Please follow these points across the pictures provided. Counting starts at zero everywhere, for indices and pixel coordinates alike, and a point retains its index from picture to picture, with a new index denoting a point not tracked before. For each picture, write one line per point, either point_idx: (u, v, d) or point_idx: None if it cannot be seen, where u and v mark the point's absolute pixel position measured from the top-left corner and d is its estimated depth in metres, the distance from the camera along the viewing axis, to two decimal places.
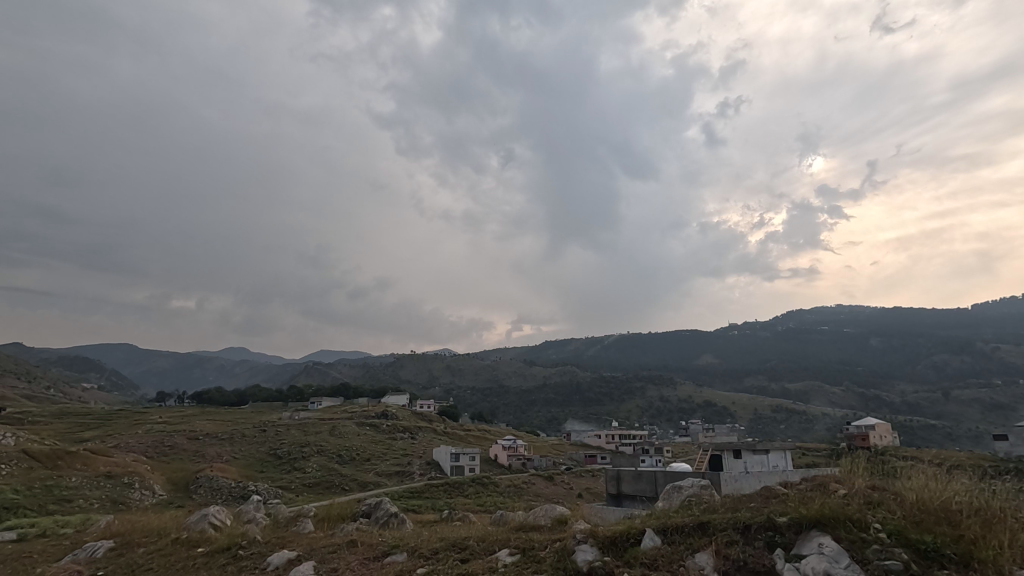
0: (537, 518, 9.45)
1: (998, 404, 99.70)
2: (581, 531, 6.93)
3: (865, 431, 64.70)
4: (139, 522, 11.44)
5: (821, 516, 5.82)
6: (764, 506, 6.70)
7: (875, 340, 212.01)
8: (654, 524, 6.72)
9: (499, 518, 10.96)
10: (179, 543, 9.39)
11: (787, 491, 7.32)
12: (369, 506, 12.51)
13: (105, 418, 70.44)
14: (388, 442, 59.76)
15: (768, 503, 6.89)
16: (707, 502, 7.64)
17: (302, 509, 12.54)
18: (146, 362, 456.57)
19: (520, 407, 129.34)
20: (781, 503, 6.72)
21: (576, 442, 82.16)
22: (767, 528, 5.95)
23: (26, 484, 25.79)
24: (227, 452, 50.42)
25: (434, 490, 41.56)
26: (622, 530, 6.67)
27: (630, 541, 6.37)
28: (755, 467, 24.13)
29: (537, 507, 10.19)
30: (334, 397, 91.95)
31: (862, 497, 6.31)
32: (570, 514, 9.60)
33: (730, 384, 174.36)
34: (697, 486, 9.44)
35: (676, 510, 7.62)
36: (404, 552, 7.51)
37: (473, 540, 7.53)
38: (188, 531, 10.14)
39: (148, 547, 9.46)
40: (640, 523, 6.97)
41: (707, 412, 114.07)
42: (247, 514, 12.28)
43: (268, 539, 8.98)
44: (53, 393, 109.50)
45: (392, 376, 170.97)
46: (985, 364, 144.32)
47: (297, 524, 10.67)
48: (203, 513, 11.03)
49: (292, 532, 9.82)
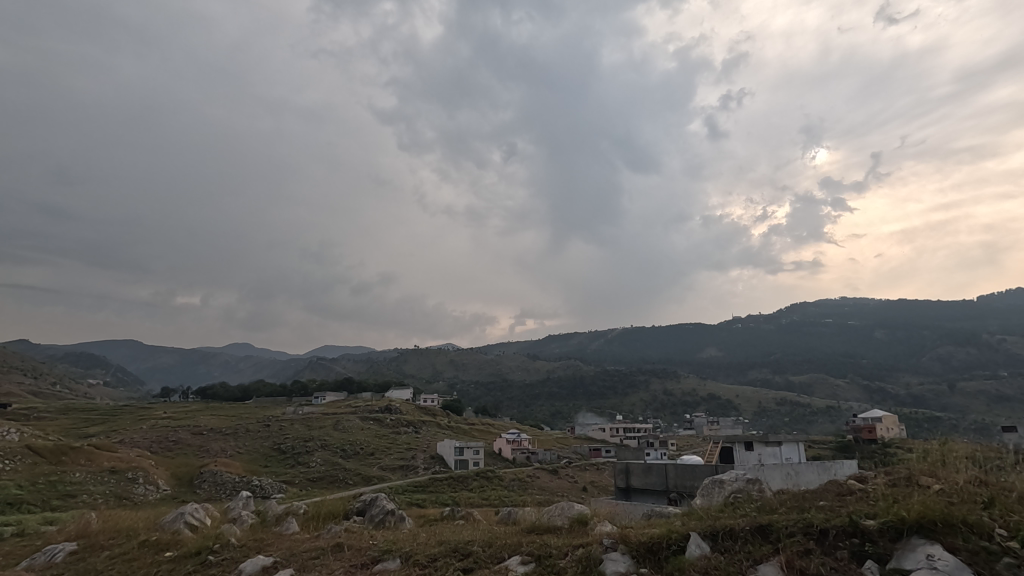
0: (553, 517, 9.19)
1: (1004, 396, 99.28)
2: (609, 536, 6.70)
3: (872, 423, 64.44)
4: (115, 519, 11.38)
5: (925, 516, 5.37)
6: (841, 506, 6.36)
7: (879, 332, 211.50)
8: (700, 527, 6.38)
9: (508, 517, 10.84)
10: (146, 546, 9.19)
11: (865, 489, 7.01)
12: (362, 503, 12.44)
13: (111, 414, 70.93)
14: (392, 436, 59.85)
15: (842, 502, 6.60)
16: (760, 500, 7.35)
17: (292, 506, 12.42)
18: (152, 359, 461.16)
19: (524, 400, 129.85)
20: (861, 502, 6.40)
21: (580, 435, 82.45)
22: (851, 533, 5.56)
23: (30, 480, 25.95)
24: (231, 447, 50.63)
25: (439, 484, 41.64)
26: (663, 535, 6.35)
27: (673, 548, 6.04)
28: (769, 459, 23.93)
29: (553, 503, 9.95)
30: (338, 392, 92.02)
31: (968, 495, 5.97)
32: (590, 514, 9.28)
33: (734, 376, 174.45)
34: (743, 481, 9.20)
35: (722, 509, 7.36)
36: (397, 558, 7.26)
37: (478, 545, 7.29)
38: (161, 532, 10.00)
39: (112, 551, 9.28)
40: (681, 526, 6.66)
41: (711, 405, 113.89)
42: (232, 512, 12.20)
43: (243, 542, 8.77)
44: (58, 389, 110.38)
45: (396, 371, 171.72)
46: (990, 356, 143.66)
47: (282, 524, 10.56)
48: (182, 511, 10.97)
49: (273, 533, 9.68)
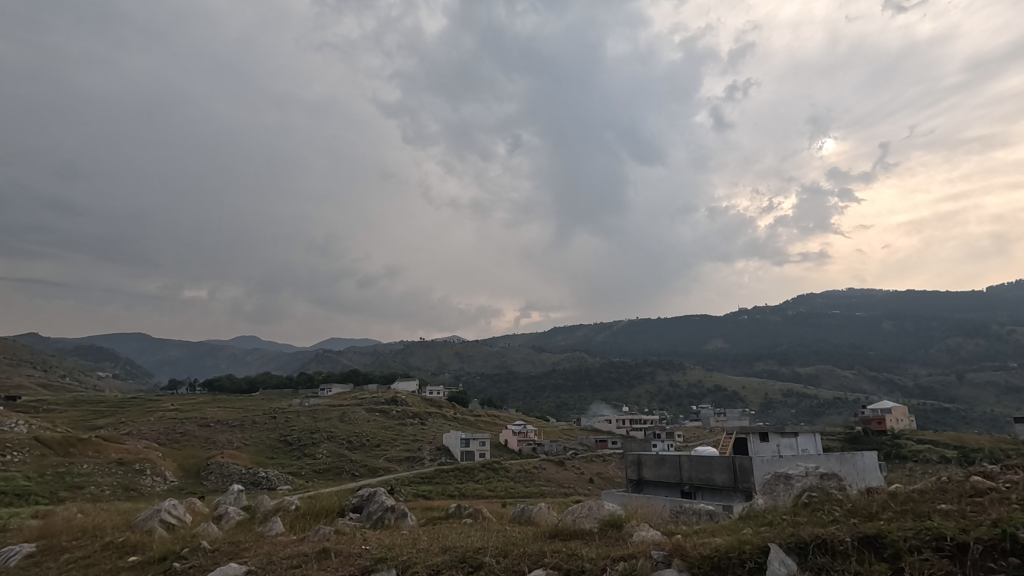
0: (580, 519, 8.30)
1: (1014, 387, 98.53)
2: (660, 545, 5.74)
3: (881, 414, 64.05)
4: (93, 517, 11.20)
5: None
6: (977, 514, 5.03)
7: (887, 323, 210.34)
8: (779, 536, 5.27)
9: (522, 514, 10.69)
10: (111, 548, 8.90)
11: (995, 490, 5.70)
12: (359, 498, 12.28)
13: (119, 406, 71.75)
14: (397, 428, 59.91)
15: (973, 506, 5.33)
16: (840, 503, 6.21)
17: (284, 501, 12.33)
18: (161, 352, 467.24)
19: (530, 392, 130.22)
20: (997, 509, 5.13)
21: (586, 427, 82.61)
22: (1007, 552, 4.30)
23: (38, 471, 26.27)
24: (238, 438, 50.87)
25: (445, 475, 41.78)
26: (727, 546, 5.25)
27: (750, 566, 4.87)
28: (785, 450, 23.92)
29: (577, 503, 9.11)
30: (344, 384, 92.48)
31: None
32: (622, 514, 8.42)
33: (739, 368, 174.23)
34: (816, 476, 8.33)
35: (794, 513, 6.33)
36: (393, 568, 6.74)
37: (491, 556, 6.72)
38: (131, 532, 9.78)
39: (74, 554, 8.94)
40: (752, 535, 5.58)
41: (717, 397, 113.70)
42: (215, 509, 12.05)
43: (215, 547, 8.39)
44: (68, 381, 112.09)
45: (402, 363, 172.63)
46: (1000, 347, 142.44)
47: (268, 523, 10.42)
48: (158, 509, 10.82)
49: (255, 535, 9.50)
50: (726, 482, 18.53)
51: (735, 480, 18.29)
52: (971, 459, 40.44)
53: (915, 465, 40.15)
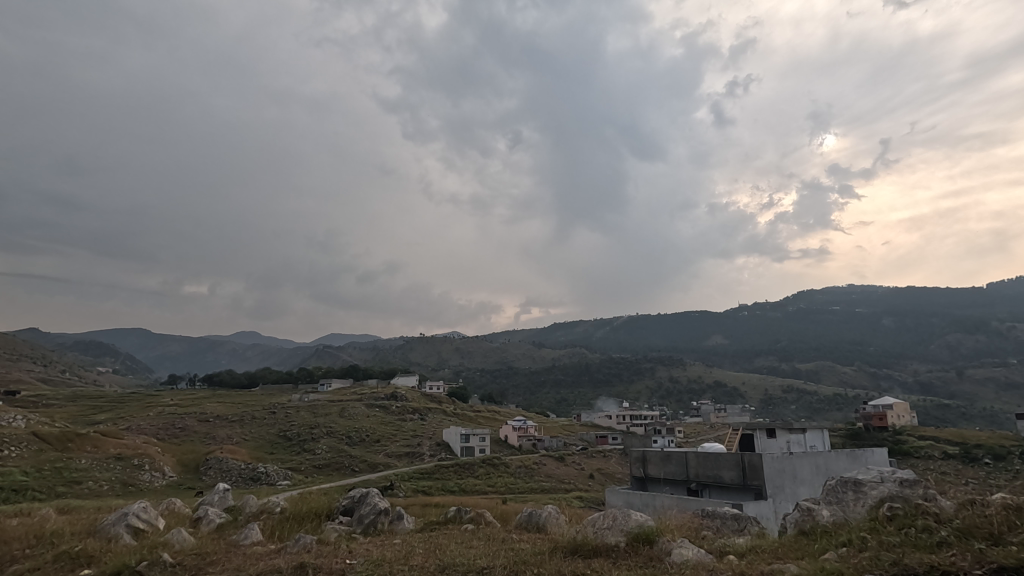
0: (604, 532, 8.04)
1: (1013, 383, 98.57)
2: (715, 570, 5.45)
3: (882, 410, 63.89)
4: (58, 522, 10.85)
5: None
6: None
7: (887, 320, 210.43)
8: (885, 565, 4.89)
9: (529, 520, 10.57)
10: (65, 559, 8.56)
11: None
12: (349, 500, 12.05)
13: (119, 401, 71.79)
14: (397, 423, 60.01)
15: None
16: (931, 520, 5.94)
17: (270, 502, 12.14)
18: (162, 348, 468.89)
19: (530, 387, 130.18)
20: None
21: (586, 421, 82.84)
22: None
23: (35, 467, 26.23)
24: (238, 434, 50.80)
25: (445, 471, 41.76)
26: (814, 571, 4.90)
27: None
28: (794, 446, 23.83)
29: (596, 512, 8.88)
30: (343, 379, 92.44)
31: None
32: (651, 526, 8.13)
33: (739, 364, 174.35)
34: (891, 485, 8.14)
35: (881, 530, 6.08)
36: None
37: None
38: (94, 539, 9.57)
39: (23, 564, 8.54)
40: (840, 561, 5.25)
41: (717, 393, 113.85)
42: (195, 511, 11.85)
43: (182, 561, 8.12)
44: (69, 376, 112.46)
45: (402, 359, 172.67)
46: (999, 343, 142.58)
47: (242, 532, 10.14)
48: (125, 512, 10.58)
49: (232, 543, 9.35)
50: (735, 480, 18.33)
51: (744, 478, 18.08)
52: (973, 456, 40.39)
53: (916, 462, 40.27)
